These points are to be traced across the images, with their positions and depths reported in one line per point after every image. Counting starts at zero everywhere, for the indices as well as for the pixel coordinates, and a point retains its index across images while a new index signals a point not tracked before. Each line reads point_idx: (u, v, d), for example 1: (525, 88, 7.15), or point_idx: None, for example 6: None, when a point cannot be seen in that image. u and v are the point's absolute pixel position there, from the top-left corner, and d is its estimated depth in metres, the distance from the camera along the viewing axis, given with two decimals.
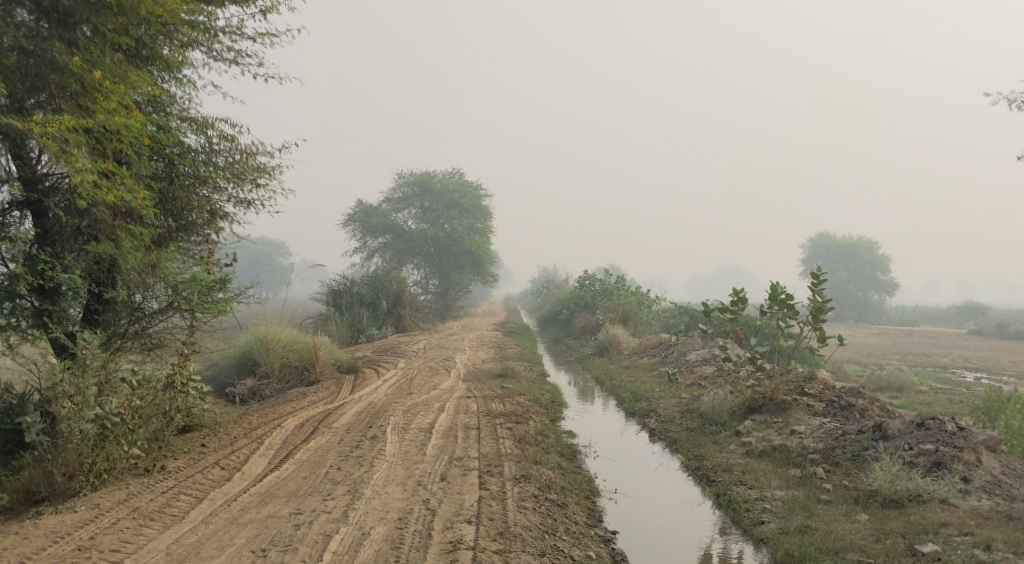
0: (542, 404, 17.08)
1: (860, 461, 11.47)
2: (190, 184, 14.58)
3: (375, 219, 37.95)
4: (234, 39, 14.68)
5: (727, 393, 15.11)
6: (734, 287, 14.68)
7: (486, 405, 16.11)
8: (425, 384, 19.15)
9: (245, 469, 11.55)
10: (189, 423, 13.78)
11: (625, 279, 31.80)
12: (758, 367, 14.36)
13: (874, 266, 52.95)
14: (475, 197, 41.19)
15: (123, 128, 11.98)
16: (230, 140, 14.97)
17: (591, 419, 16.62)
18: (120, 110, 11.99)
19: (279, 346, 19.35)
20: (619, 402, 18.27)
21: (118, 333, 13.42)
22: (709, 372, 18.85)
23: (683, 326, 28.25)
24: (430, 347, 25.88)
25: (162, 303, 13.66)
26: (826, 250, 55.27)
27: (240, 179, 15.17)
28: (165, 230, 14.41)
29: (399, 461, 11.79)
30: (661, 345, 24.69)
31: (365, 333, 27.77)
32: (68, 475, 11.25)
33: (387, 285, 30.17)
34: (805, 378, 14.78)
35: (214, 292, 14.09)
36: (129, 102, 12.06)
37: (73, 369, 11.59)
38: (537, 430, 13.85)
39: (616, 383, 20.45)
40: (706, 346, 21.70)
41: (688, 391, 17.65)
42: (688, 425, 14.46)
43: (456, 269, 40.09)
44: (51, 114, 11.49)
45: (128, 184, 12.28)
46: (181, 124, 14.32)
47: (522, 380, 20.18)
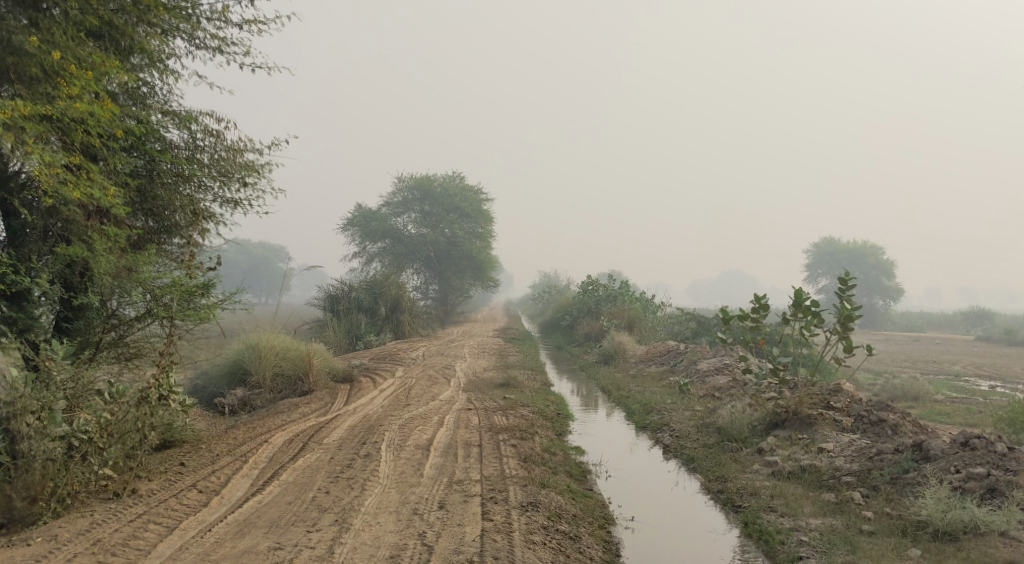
0: (547, 416, 16.09)
1: (901, 485, 10.52)
2: (172, 182, 13.64)
3: (375, 224, 37.01)
4: (219, 28, 13.74)
5: (745, 406, 14.14)
6: (756, 292, 13.67)
7: (488, 418, 15.13)
8: (423, 395, 18.17)
9: (224, 492, 10.56)
10: (169, 438, 12.83)
11: (630, 284, 30.80)
12: (781, 379, 13.36)
13: (876, 272, 51.88)
14: (476, 201, 40.18)
15: (88, 116, 10.92)
16: (215, 136, 14.01)
17: (599, 432, 15.65)
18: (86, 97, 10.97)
19: (272, 354, 18.40)
20: (628, 414, 17.27)
21: (92, 342, 12.47)
22: (723, 383, 17.87)
23: (690, 333, 27.26)
24: (428, 353, 24.86)
25: (139, 310, 12.65)
26: (830, 255, 54.36)
27: (227, 177, 14.19)
28: (142, 231, 13.51)
29: (394, 485, 10.79)
30: (668, 352, 23.68)
31: (363, 340, 26.80)
32: (29, 500, 10.25)
33: (386, 291, 29.19)
34: (831, 389, 13.78)
35: (196, 299, 12.94)
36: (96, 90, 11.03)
37: (36, 383, 10.62)
38: (544, 446, 12.85)
39: (623, 393, 19.44)
40: (718, 355, 20.73)
41: (702, 403, 16.68)
42: (705, 441, 13.48)
43: (455, 273, 39.26)
44: (7, 99, 10.46)
45: (99, 180, 11.27)
46: (162, 117, 13.38)
47: (526, 390, 19.17)
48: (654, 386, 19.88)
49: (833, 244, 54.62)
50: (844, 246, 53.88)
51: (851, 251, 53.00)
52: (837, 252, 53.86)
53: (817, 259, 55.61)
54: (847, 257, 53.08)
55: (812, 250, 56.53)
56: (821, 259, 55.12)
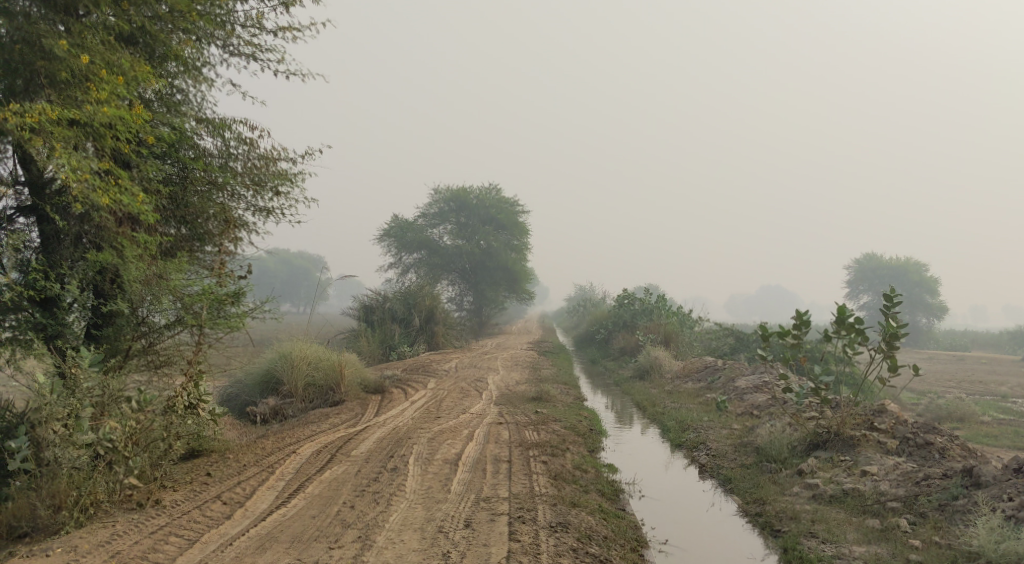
0: (580, 432, 15.75)
1: (950, 512, 10.08)
2: (205, 190, 13.53)
3: (411, 235, 36.90)
4: (253, 35, 13.61)
5: (785, 426, 13.72)
6: (797, 308, 13.28)
7: (519, 433, 14.82)
8: (454, 407, 17.91)
9: (248, 504, 10.39)
10: (197, 447, 12.68)
11: (666, 299, 30.36)
12: (822, 398, 12.96)
13: (920, 289, 50.88)
14: (513, 213, 39.92)
15: (117, 121, 10.79)
16: (248, 144, 13.92)
17: (633, 449, 15.29)
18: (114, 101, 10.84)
19: (304, 364, 18.23)
20: (663, 431, 16.89)
21: (122, 350, 12.28)
22: (762, 402, 17.43)
23: (728, 349, 26.73)
24: (461, 366, 24.61)
25: (169, 317, 12.44)
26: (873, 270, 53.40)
27: (260, 186, 14.04)
28: (174, 238, 13.43)
29: (420, 501, 10.53)
30: (706, 369, 23.22)
31: (396, 350, 26.59)
32: (53, 509, 10.12)
33: (420, 301, 29.02)
34: (875, 410, 13.33)
35: (226, 307, 12.75)
36: (125, 94, 10.91)
37: (63, 390, 10.44)
38: (576, 463, 12.53)
39: (658, 409, 19.05)
40: (756, 373, 20.28)
41: (740, 422, 16.27)
42: (743, 461, 13.07)
43: (491, 286, 38.70)
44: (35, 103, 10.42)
45: (128, 186, 11.13)
46: (196, 125, 13.27)
47: (559, 405, 18.83)
48: (690, 403, 19.45)
49: (875, 260, 53.67)
50: (886, 262, 52.93)
51: (893, 267, 52.03)
52: (879, 268, 52.91)
53: (858, 276, 54.65)
54: (890, 273, 52.12)
55: (853, 266, 55.56)
56: (862, 275, 54.16)
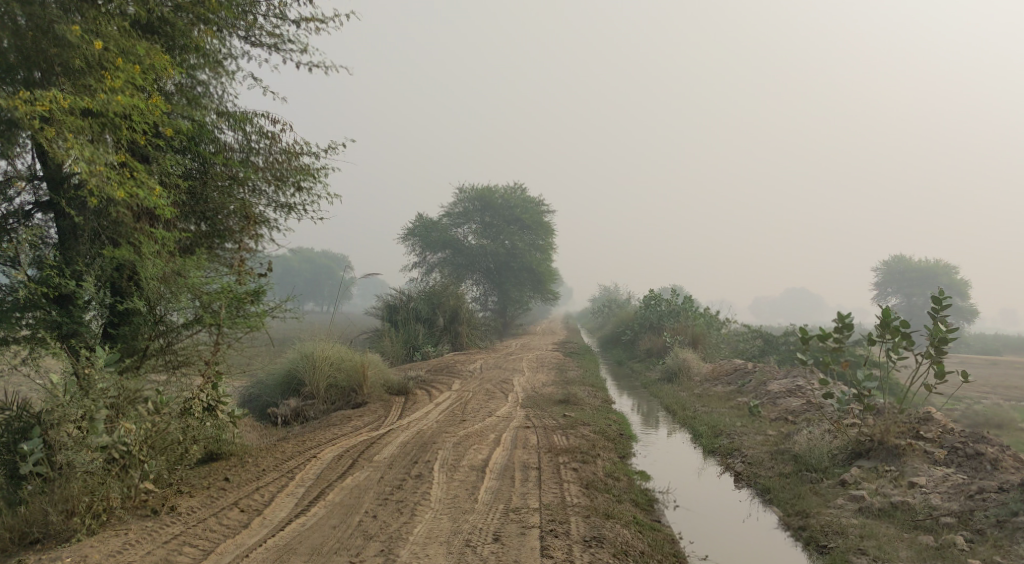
0: (609, 437, 15.22)
1: (1009, 529, 9.55)
2: (225, 185, 13.15)
3: (435, 235, 36.56)
4: (275, 25, 13.22)
5: (824, 433, 13.17)
6: (839, 310, 12.71)
7: (547, 438, 14.35)
8: (479, 410, 17.44)
9: (266, 513, 9.98)
10: (215, 450, 12.25)
11: (694, 300, 29.76)
12: (865, 405, 12.40)
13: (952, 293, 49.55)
14: (538, 212, 39.39)
15: (132, 111, 10.38)
16: (270, 138, 13.59)
17: (664, 454, 14.77)
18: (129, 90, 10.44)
19: (326, 365, 17.84)
20: (695, 436, 16.35)
21: (139, 350, 11.81)
22: (797, 407, 16.87)
23: (758, 351, 26.00)
24: (486, 367, 24.12)
25: (187, 317, 11.91)
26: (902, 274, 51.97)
27: (282, 181, 13.62)
28: (194, 234, 13.11)
29: (446, 511, 10.08)
30: (736, 372, 22.58)
31: (420, 350, 26.19)
32: (65, 514, 9.71)
33: (444, 301, 28.60)
34: (920, 418, 12.75)
35: (246, 306, 12.31)
36: (141, 83, 10.53)
37: (76, 390, 10.03)
38: (607, 471, 12.02)
39: (689, 413, 18.52)
40: (790, 377, 19.68)
41: (775, 427, 15.71)
42: (781, 470, 12.55)
43: (516, 286, 38.24)
44: (47, 90, 9.98)
45: (144, 180, 10.75)
46: (217, 118, 12.89)
47: (587, 408, 18.30)
48: (721, 407, 18.90)
49: (905, 260, 52.17)
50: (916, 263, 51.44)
51: (924, 269, 50.56)
52: (909, 269, 51.43)
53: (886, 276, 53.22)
54: (920, 275, 50.72)
55: (883, 267, 54.17)
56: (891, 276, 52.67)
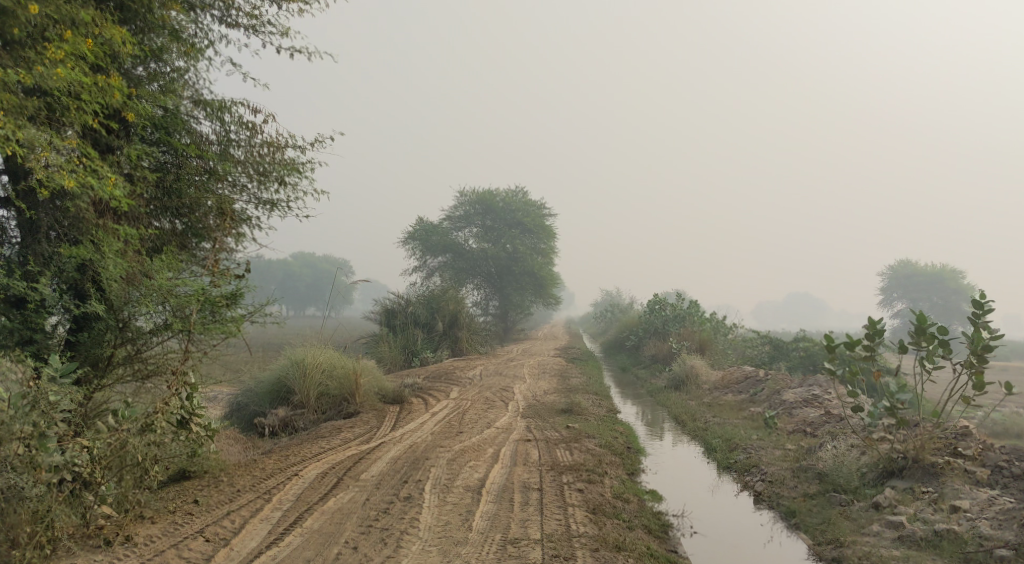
0: (617, 451, 14.16)
1: None
2: (201, 180, 12.13)
3: (435, 238, 35.60)
4: (254, 6, 12.20)
5: (851, 450, 12.12)
6: (870, 316, 11.61)
7: (551, 453, 13.30)
8: (478, 421, 16.37)
9: (234, 542, 9.13)
10: (188, 467, 11.18)
11: (700, 304, 28.62)
12: (898, 419, 11.33)
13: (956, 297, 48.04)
14: (540, 216, 38.33)
15: (76, 84, 9.38)
16: (249, 129, 12.76)
17: (676, 470, 13.73)
18: (76, 64, 9.43)
19: (317, 372, 16.78)
20: (708, 449, 15.30)
21: (104, 359, 10.76)
22: (817, 419, 15.81)
23: (767, 357, 24.80)
24: (486, 374, 23.06)
25: (155, 322, 10.92)
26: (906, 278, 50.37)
27: (265, 177, 12.63)
28: (165, 233, 12.04)
29: (436, 543, 9.15)
30: (747, 380, 21.47)
31: (419, 356, 25.15)
32: (8, 544, 8.66)
33: (444, 305, 27.45)
34: (958, 433, 11.64)
35: (221, 310, 11.28)
36: (92, 56, 9.55)
37: (20, 406, 8.94)
38: (617, 492, 10.96)
39: (700, 424, 17.45)
40: (806, 386, 18.59)
41: (795, 441, 14.65)
42: (805, 490, 11.54)
43: (517, 290, 37.19)
44: None
45: (98, 168, 9.71)
46: (191, 106, 11.91)
47: (591, 419, 17.22)
48: (734, 418, 17.81)
49: (910, 265, 50.27)
50: (922, 267, 49.57)
51: (929, 273, 48.62)
52: (914, 274, 49.62)
53: (892, 281, 51.41)
54: (925, 280, 48.84)
55: (888, 271, 52.42)
56: (896, 281, 50.76)
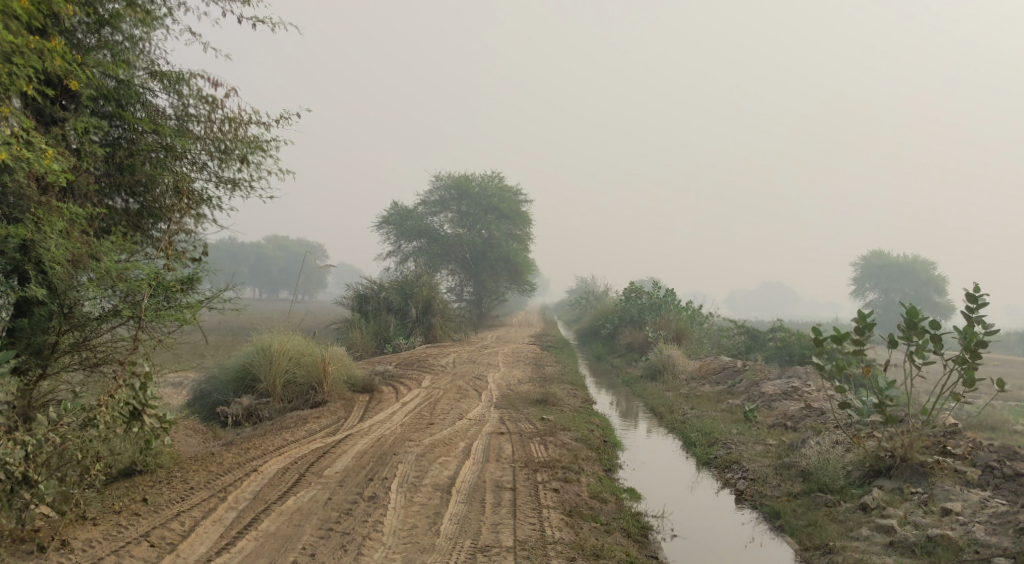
0: (593, 445, 13.63)
1: None
2: (157, 157, 11.49)
3: (409, 223, 34.93)
4: None
5: (837, 448, 11.64)
6: (860, 308, 11.12)
7: (525, 447, 12.76)
8: (449, 412, 15.78)
9: (182, 547, 8.63)
10: (136, 463, 10.48)
11: (677, 293, 28.09)
12: (887, 415, 10.84)
13: (928, 287, 47.66)
14: (516, 202, 37.69)
15: (12, 48, 8.88)
16: (208, 102, 12.05)
17: (655, 465, 13.22)
18: (13, 27, 8.91)
19: (284, 359, 16.11)
20: (687, 443, 14.81)
21: (49, 345, 10.11)
22: (798, 414, 15.34)
23: (744, 348, 24.33)
24: (459, 361, 22.45)
25: (104, 308, 10.23)
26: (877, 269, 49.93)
27: (227, 156, 12.16)
28: (119, 213, 11.42)
29: (401, 550, 8.67)
30: (724, 371, 20.99)
31: (391, 342, 24.53)
32: None
33: (418, 291, 26.59)
34: (947, 431, 11.15)
35: (175, 296, 10.68)
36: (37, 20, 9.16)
37: None
38: (594, 491, 10.49)
39: (678, 417, 16.96)
40: (786, 378, 18.11)
41: (777, 436, 14.18)
42: (789, 489, 11.08)
43: (493, 276, 36.57)
44: None
45: (32, 140, 9.30)
46: (146, 77, 11.35)
47: (566, 410, 16.68)
48: (712, 410, 17.31)
49: (881, 256, 49.87)
50: (893, 258, 49.18)
51: (900, 265, 48.22)
52: (887, 264, 49.10)
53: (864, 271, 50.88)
54: (896, 272, 48.46)
55: (861, 261, 51.89)
56: (868, 272, 50.22)
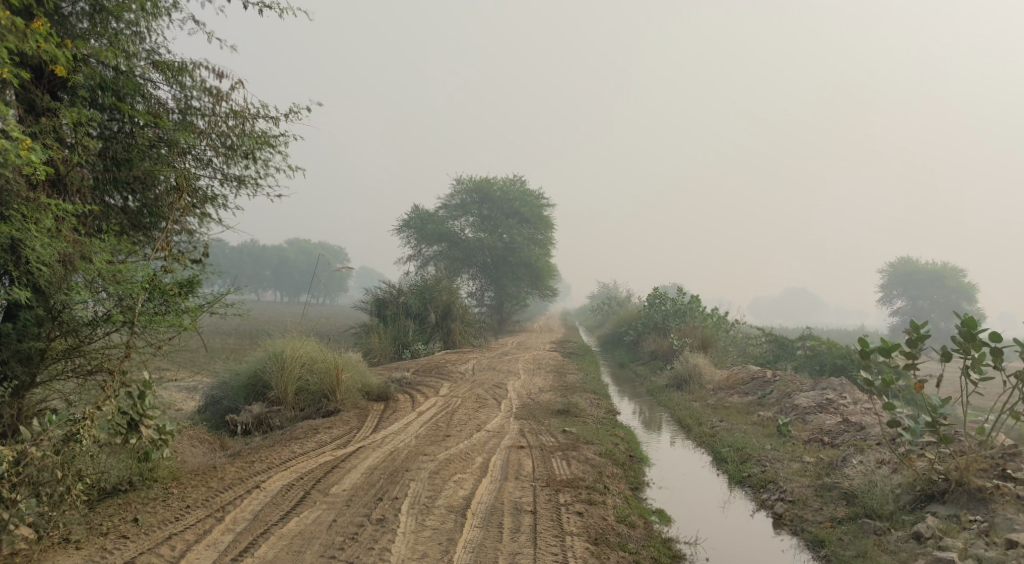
0: (619, 461, 12.82)
1: None
2: (158, 151, 10.79)
3: (430, 227, 34.22)
4: None
5: (884, 468, 10.77)
6: (911, 319, 10.26)
7: (547, 464, 11.96)
8: (467, 423, 15.01)
9: None
10: (121, 482, 9.53)
11: (702, 299, 27.19)
12: (942, 436, 9.99)
13: (958, 295, 46.32)
14: (538, 206, 36.89)
15: None
16: (212, 94, 11.38)
17: (687, 483, 12.40)
18: None
19: (297, 365, 15.38)
20: (718, 458, 13.96)
21: (36, 350, 9.40)
22: (836, 429, 14.45)
23: (772, 356, 23.37)
24: (479, 368, 21.67)
25: (97, 312, 9.55)
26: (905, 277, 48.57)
27: (232, 152, 11.49)
28: (118, 211, 10.77)
29: None
30: (753, 381, 20.08)
31: (410, 348, 23.75)
32: None
33: (437, 296, 25.90)
34: (1006, 452, 10.17)
35: (173, 300, 10.02)
36: None
37: None
38: (621, 515, 9.83)
39: (707, 429, 16.10)
40: (820, 391, 17.19)
41: (815, 454, 13.30)
42: (834, 513, 10.27)
43: (514, 281, 35.77)
44: None
45: (6, 129, 8.63)
46: (147, 67, 10.68)
47: (590, 422, 15.88)
48: (743, 423, 16.44)
49: (910, 263, 48.66)
50: (922, 266, 47.94)
51: (930, 272, 46.96)
52: (916, 272, 47.83)
53: (892, 278, 49.60)
54: (925, 279, 47.19)
55: (889, 269, 50.68)
56: (897, 280, 48.98)
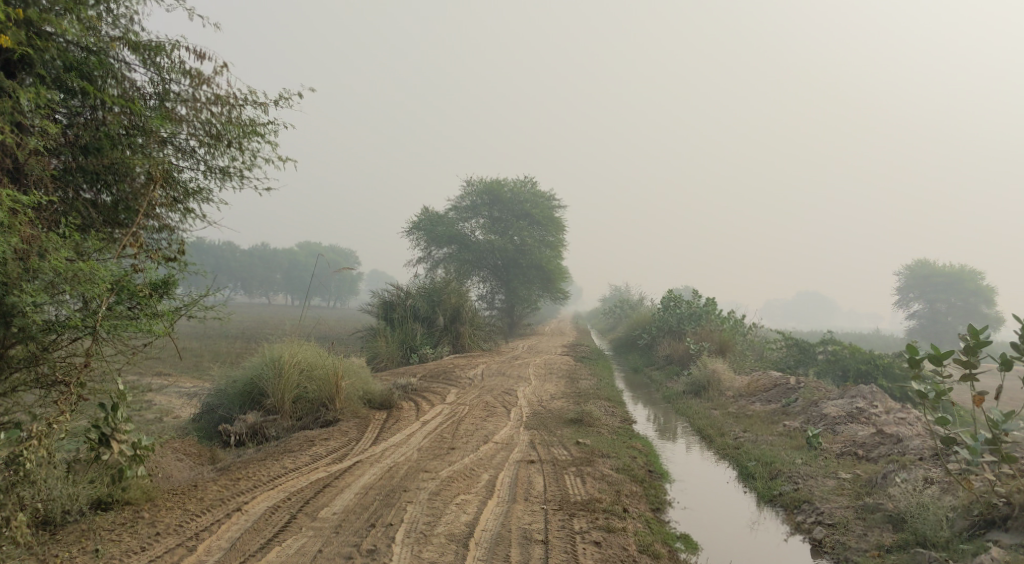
0: (639, 477, 11.76)
1: None
2: (134, 139, 9.83)
3: (440, 228, 33.20)
4: None
5: (935, 487, 9.70)
6: (968, 324, 9.20)
7: (560, 482, 10.93)
8: (474, 434, 13.96)
9: None
10: (74, 509, 8.43)
11: (718, 301, 26.05)
12: (1005, 455, 8.90)
13: (975, 298, 45.02)
14: (549, 207, 35.82)
15: None
16: (192, 77, 10.40)
17: (714, 501, 11.36)
18: None
19: (294, 371, 14.34)
20: (745, 472, 12.87)
21: None
22: (870, 441, 13.34)
23: (792, 361, 22.22)
24: (488, 373, 20.59)
25: (59, 317, 8.58)
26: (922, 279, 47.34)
27: (217, 141, 10.47)
28: (89, 205, 9.81)
29: None
30: (775, 388, 18.94)
31: (417, 352, 22.71)
32: None
33: (446, 298, 24.83)
34: None
35: (145, 304, 9.03)
36: None
37: None
38: (643, 543, 8.81)
39: (730, 440, 15.00)
40: (849, 399, 16.07)
41: (851, 469, 12.21)
42: (882, 540, 9.23)
43: (525, 284, 34.70)
44: None
45: None
46: (119, 46, 9.68)
47: (605, 432, 14.81)
48: (768, 433, 15.34)
49: (927, 265, 47.40)
50: (940, 268, 46.68)
51: (948, 274, 45.74)
52: (933, 275, 46.62)
53: (909, 281, 48.36)
54: (943, 281, 45.97)
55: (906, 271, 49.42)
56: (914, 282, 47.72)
